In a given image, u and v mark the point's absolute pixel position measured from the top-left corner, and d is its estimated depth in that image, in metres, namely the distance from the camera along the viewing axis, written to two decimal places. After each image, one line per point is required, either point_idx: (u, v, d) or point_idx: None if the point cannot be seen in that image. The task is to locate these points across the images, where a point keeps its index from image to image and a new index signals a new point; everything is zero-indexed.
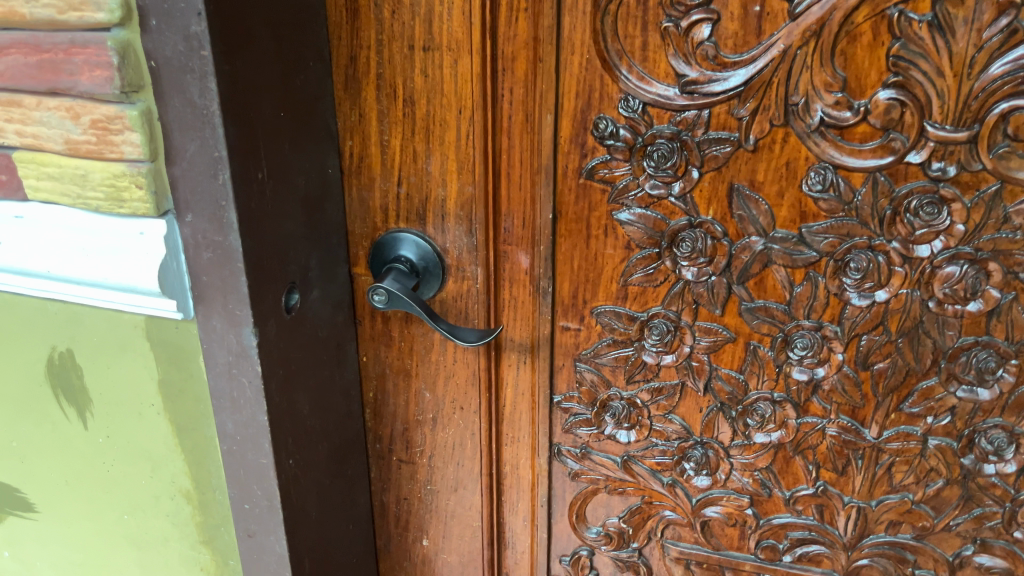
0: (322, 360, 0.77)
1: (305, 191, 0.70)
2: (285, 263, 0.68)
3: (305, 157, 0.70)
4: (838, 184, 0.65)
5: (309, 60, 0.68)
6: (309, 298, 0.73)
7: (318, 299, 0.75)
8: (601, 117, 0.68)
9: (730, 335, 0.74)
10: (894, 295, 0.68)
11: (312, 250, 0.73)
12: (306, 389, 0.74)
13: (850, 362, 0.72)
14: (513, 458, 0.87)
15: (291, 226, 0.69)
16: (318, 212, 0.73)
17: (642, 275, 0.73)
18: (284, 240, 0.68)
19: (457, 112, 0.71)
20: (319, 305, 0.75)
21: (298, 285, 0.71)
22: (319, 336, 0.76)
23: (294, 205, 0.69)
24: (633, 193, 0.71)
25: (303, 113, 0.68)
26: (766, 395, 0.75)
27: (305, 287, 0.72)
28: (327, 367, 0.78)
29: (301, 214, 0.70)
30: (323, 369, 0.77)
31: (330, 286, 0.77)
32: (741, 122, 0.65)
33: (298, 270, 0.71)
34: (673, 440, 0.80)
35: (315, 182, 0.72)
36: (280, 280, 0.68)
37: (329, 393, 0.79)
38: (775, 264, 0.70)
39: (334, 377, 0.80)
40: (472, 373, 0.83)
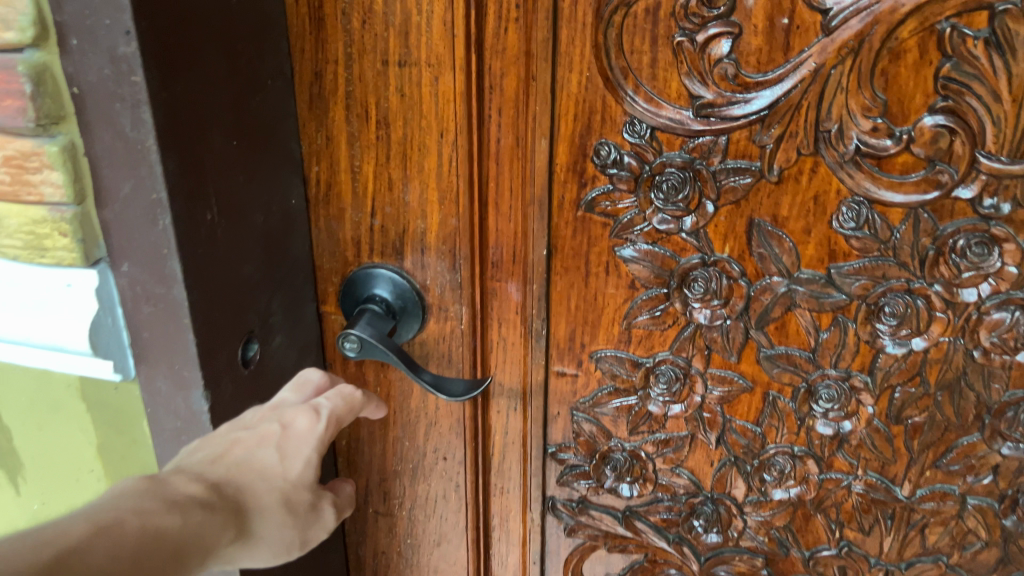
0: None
1: (264, 228, 0.61)
2: (242, 312, 0.60)
3: (264, 188, 0.61)
4: (873, 221, 0.57)
5: (267, 78, 0.59)
6: (271, 346, 0.65)
7: (281, 346, 0.66)
8: (602, 142, 0.60)
9: (746, 384, 0.66)
10: (933, 344, 0.60)
11: (274, 293, 0.64)
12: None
13: (880, 415, 0.64)
14: (503, 510, 0.79)
15: (249, 269, 0.60)
16: (280, 250, 0.64)
17: (648, 317, 0.65)
18: (241, 286, 0.59)
19: (438, 135, 0.62)
20: (282, 352, 0.66)
21: (257, 334, 0.62)
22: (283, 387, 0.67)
23: (252, 245, 0.60)
24: (638, 227, 0.62)
25: (260, 139, 0.59)
26: (785, 449, 0.68)
27: (266, 335, 0.64)
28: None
29: (259, 254, 0.61)
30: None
31: (295, 329, 0.68)
32: (764, 151, 0.57)
33: (258, 317, 0.62)
34: (680, 495, 0.73)
35: (276, 216, 0.63)
36: (236, 331, 0.59)
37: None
38: (799, 308, 0.62)
39: None
40: (457, 422, 0.74)
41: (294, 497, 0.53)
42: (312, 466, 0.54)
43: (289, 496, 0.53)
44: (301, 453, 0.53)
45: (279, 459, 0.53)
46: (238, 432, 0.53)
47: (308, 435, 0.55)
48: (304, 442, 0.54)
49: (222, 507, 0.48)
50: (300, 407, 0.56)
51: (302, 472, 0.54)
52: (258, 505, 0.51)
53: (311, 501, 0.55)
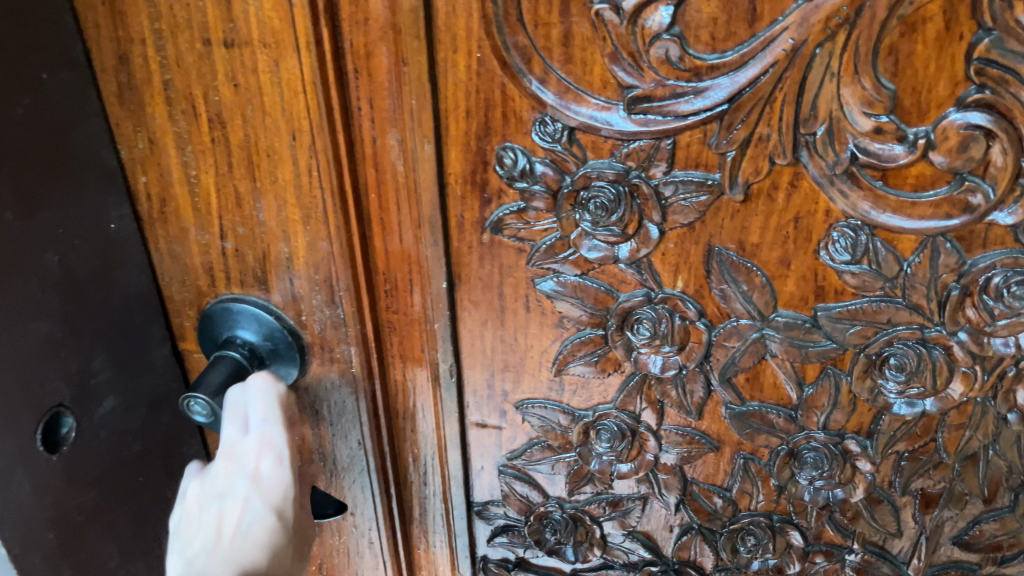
0: (133, 490, 0.54)
1: (65, 270, 0.46)
2: (35, 386, 0.45)
3: (57, 220, 0.46)
4: (875, 252, 0.42)
5: (38, 71, 0.43)
6: (99, 414, 0.51)
7: (114, 408, 0.52)
8: (506, 147, 0.44)
9: (711, 444, 0.51)
10: (953, 406, 0.45)
11: (95, 347, 0.50)
12: (111, 536, 0.52)
13: (883, 484, 0.50)
14: (429, 564, 0.66)
15: (46, 328, 0.45)
16: (96, 292, 0.49)
17: (583, 364, 0.51)
18: (30, 354, 0.45)
19: (290, 137, 0.46)
20: (118, 418, 0.52)
21: (71, 407, 0.48)
22: (125, 457, 0.53)
23: (44, 296, 0.45)
24: (562, 255, 0.47)
25: (38, 153, 0.44)
26: (761, 517, 0.54)
27: (87, 403, 0.49)
28: (145, 492, 0.55)
29: (62, 306, 0.46)
30: (141, 494, 0.55)
31: (138, 383, 0.54)
32: (725, 160, 0.41)
33: (69, 383, 0.48)
34: (635, 560, 0.59)
35: (85, 251, 0.48)
36: (33, 409, 0.45)
37: (155, 519, 0.57)
38: (776, 358, 0.47)
39: (164, 492, 0.58)
40: (363, 478, 0.61)
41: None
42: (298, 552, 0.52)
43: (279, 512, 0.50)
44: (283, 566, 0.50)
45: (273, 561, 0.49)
46: (260, 501, 0.50)
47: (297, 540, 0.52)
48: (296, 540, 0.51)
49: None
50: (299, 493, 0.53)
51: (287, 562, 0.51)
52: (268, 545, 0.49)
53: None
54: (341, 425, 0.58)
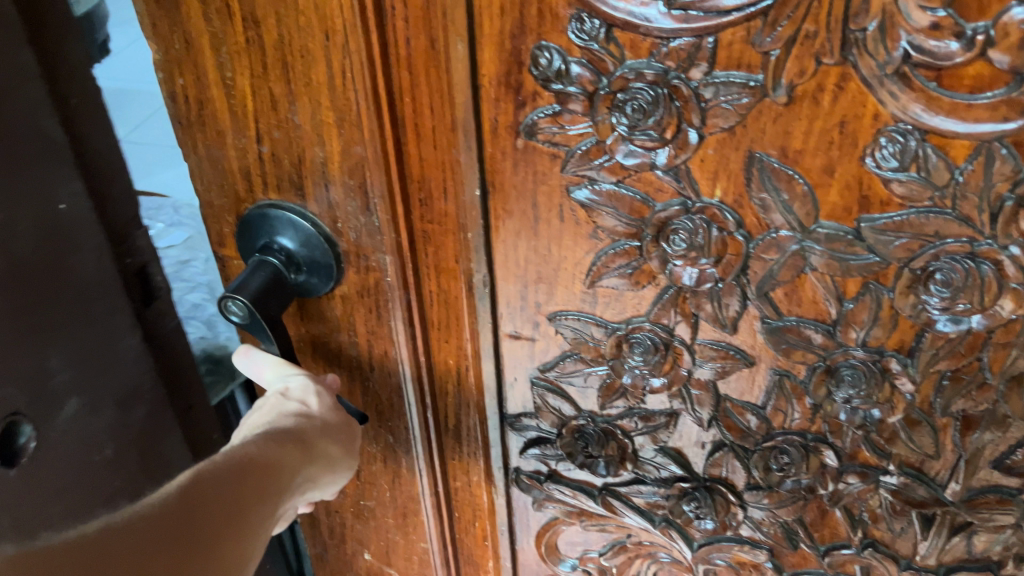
0: (119, 431, 0.64)
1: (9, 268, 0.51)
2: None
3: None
4: (924, 159, 0.40)
5: None
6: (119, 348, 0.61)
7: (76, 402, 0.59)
8: (542, 46, 0.43)
9: (746, 359, 0.51)
10: (1001, 324, 0.43)
11: (47, 339, 0.55)
12: (42, 497, 0.58)
13: (922, 405, 0.48)
14: (466, 474, 0.67)
15: None
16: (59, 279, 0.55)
17: (617, 275, 0.50)
18: None
19: (324, 38, 0.45)
20: (76, 415, 0.59)
21: (21, 415, 0.55)
22: (93, 453, 0.62)
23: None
24: (597, 161, 0.46)
25: None
26: (795, 436, 0.53)
27: (41, 406, 0.56)
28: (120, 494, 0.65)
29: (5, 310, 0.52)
30: (113, 494, 0.64)
31: (104, 362, 0.61)
32: (768, 59, 0.39)
33: (22, 391, 0.54)
34: (666, 477, 0.59)
35: (33, 245, 0.53)
36: None
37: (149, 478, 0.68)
38: (815, 271, 0.45)
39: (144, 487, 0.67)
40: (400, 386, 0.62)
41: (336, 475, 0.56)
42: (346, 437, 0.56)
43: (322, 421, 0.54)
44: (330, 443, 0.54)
45: (305, 431, 0.52)
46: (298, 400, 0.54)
47: (338, 425, 0.55)
48: (335, 424, 0.55)
49: (243, 548, 0.45)
50: (332, 398, 0.55)
51: (336, 451, 0.55)
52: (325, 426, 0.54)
53: (345, 475, 0.57)
54: (378, 333, 0.59)
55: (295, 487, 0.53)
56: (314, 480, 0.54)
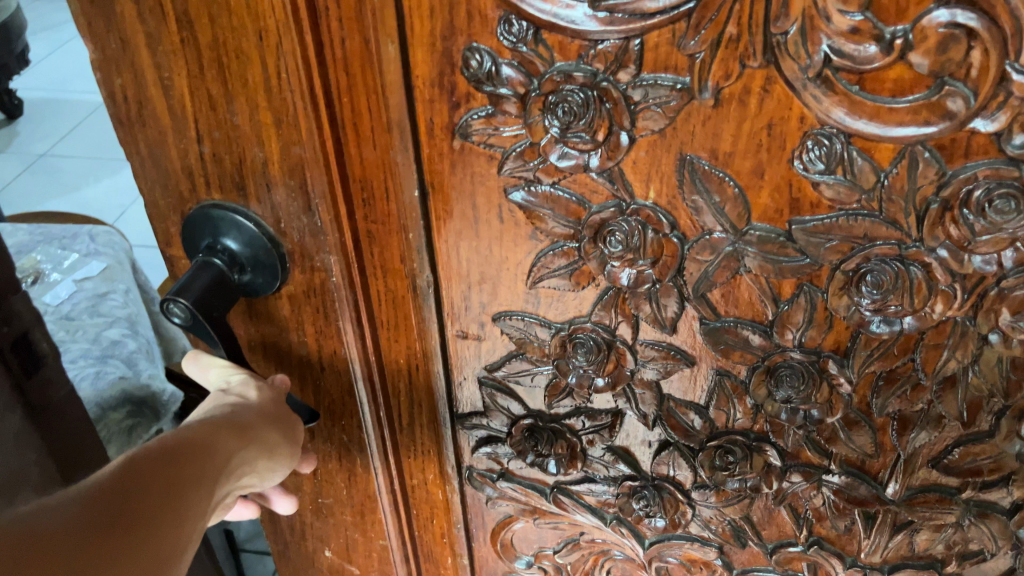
0: None
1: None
2: None
3: None
4: (850, 162, 0.40)
5: None
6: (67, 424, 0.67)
7: None
8: (472, 48, 0.43)
9: (687, 359, 0.51)
10: (931, 325, 0.44)
11: None
12: None
13: (859, 405, 0.49)
14: (421, 472, 0.67)
15: None
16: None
17: (557, 276, 0.50)
18: None
19: (258, 38, 0.45)
20: None
21: None
22: None
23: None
24: (532, 163, 0.46)
25: None
26: (738, 435, 0.53)
27: None
28: None
29: None
30: None
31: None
32: (694, 62, 0.39)
33: None
34: (615, 475, 0.59)
35: None
36: None
37: None
38: (750, 273, 0.45)
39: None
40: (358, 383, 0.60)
41: (277, 466, 0.55)
42: (286, 424, 0.54)
43: (261, 411, 0.52)
44: (269, 429, 0.53)
45: (243, 417, 0.51)
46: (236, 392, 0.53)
47: (277, 416, 0.54)
48: (273, 411, 0.53)
49: (179, 528, 0.44)
50: (272, 392, 0.55)
51: (277, 438, 0.54)
52: (265, 414, 0.53)
53: (287, 464, 0.55)
54: (328, 333, 0.58)
55: (232, 472, 0.50)
56: (253, 466, 0.52)
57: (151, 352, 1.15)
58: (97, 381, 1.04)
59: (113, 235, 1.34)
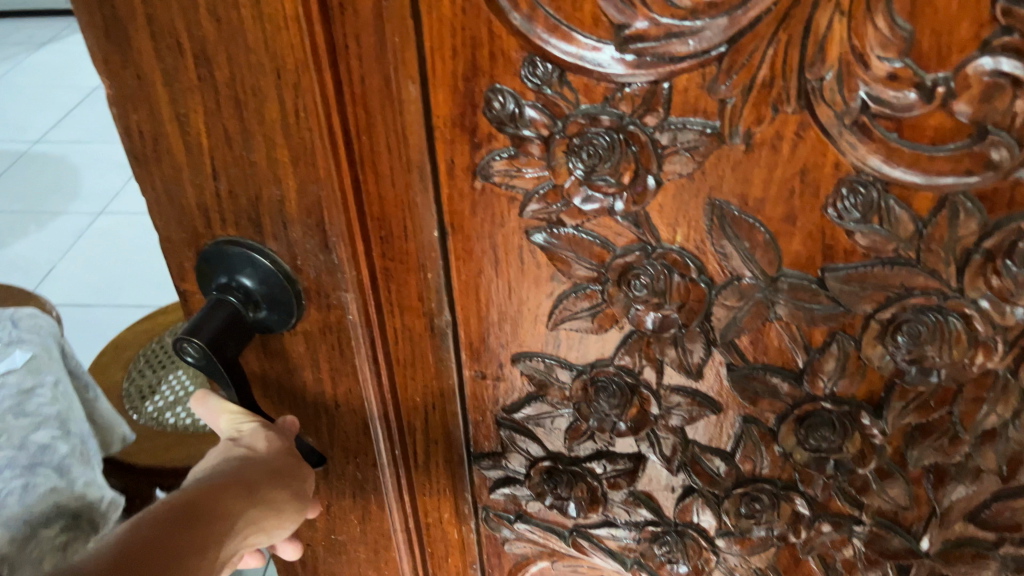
0: None
1: None
2: None
3: None
4: (887, 211, 0.38)
5: None
6: None
7: None
8: (496, 89, 0.42)
9: (713, 406, 0.49)
10: (970, 377, 0.42)
11: None
12: None
13: (893, 456, 0.47)
14: (436, 512, 0.66)
15: None
16: None
17: (579, 319, 0.49)
18: None
19: (275, 78, 0.43)
20: None
21: None
22: None
23: None
24: (555, 206, 0.44)
25: None
26: (765, 484, 0.51)
27: None
28: None
29: None
30: None
31: None
32: (725, 107, 0.38)
33: None
34: (636, 520, 0.58)
35: None
36: None
37: None
38: (780, 320, 0.44)
39: None
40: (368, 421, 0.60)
41: (285, 522, 0.54)
42: (295, 479, 0.53)
43: (271, 465, 0.51)
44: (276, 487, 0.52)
45: (249, 475, 0.50)
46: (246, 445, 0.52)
47: (286, 470, 0.52)
48: (282, 465, 0.52)
49: None
50: (283, 441, 0.53)
51: (286, 494, 0.53)
52: (274, 469, 0.51)
53: (296, 518, 0.54)
54: (344, 370, 0.56)
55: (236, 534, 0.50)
56: (260, 524, 0.51)
57: (84, 452, 1.01)
58: (27, 495, 0.87)
59: (37, 317, 1.13)
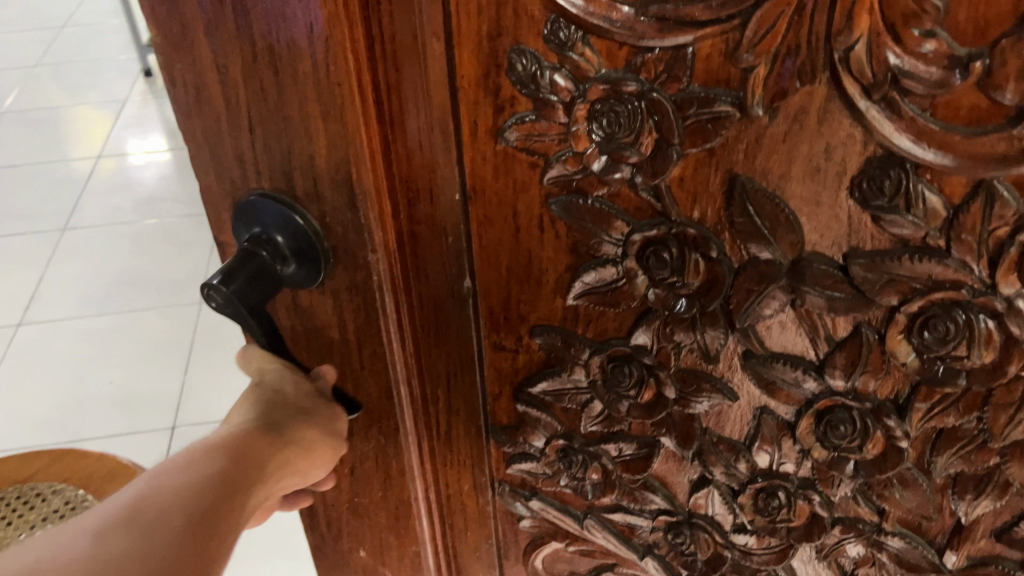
0: None
1: None
2: None
3: None
4: (913, 195, 0.36)
5: None
6: None
7: None
8: (519, 50, 0.41)
9: (729, 393, 0.47)
10: (1002, 383, 0.39)
11: None
12: None
13: (917, 462, 0.44)
14: (456, 483, 0.65)
15: None
16: None
17: (597, 295, 0.48)
18: None
19: (307, 29, 0.42)
20: None
21: None
22: None
23: None
24: (575, 174, 0.44)
25: None
26: (781, 481, 0.49)
27: None
28: None
29: None
30: None
31: None
32: (748, 76, 0.37)
33: None
34: (650, 508, 0.56)
35: None
36: None
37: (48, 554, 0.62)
38: (801, 307, 0.42)
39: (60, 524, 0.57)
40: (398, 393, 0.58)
41: (319, 465, 0.56)
42: (329, 417, 0.55)
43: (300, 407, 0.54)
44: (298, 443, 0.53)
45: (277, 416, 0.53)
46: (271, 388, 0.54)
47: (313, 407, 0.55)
48: (311, 407, 0.55)
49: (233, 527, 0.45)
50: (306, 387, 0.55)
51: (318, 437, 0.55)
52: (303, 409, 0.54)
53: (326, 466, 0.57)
54: (366, 330, 0.54)
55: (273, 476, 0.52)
56: (294, 468, 0.53)
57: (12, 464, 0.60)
58: None
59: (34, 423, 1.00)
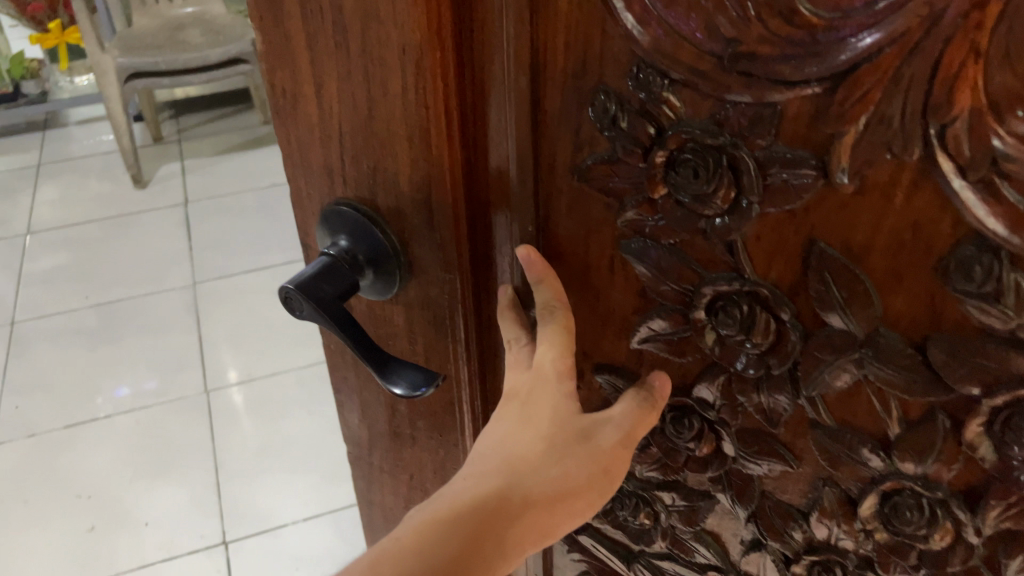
0: None
1: None
2: None
3: None
4: (1007, 284, 0.33)
5: None
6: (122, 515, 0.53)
7: None
8: (602, 91, 0.40)
9: (791, 458, 0.45)
10: None
11: None
12: None
13: (988, 561, 0.41)
14: None
15: None
16: None
17: (663, 341, 0.47)
18: None
19: (398, 51, 0.43)
20: None
21: None
22: None
23: None
24: (650, 219, 0.43)
25: None
26: (839, 556, 0.47)
27: None
28: None
29: None
30: None
31: None
32: (835, 142, 0.35)
33: None
34: (699, 561, 0.56)
35: None
36: None
37: None
38: (872, 383, 0.40)
39: None
40: (559, 414, 0.46)
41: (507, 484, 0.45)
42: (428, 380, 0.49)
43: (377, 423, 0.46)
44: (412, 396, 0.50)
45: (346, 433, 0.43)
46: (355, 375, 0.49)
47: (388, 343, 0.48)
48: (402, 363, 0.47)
49: None
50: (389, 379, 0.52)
51: None
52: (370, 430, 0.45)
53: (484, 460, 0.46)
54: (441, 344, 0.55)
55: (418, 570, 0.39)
56: None
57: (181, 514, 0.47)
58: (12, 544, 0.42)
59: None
